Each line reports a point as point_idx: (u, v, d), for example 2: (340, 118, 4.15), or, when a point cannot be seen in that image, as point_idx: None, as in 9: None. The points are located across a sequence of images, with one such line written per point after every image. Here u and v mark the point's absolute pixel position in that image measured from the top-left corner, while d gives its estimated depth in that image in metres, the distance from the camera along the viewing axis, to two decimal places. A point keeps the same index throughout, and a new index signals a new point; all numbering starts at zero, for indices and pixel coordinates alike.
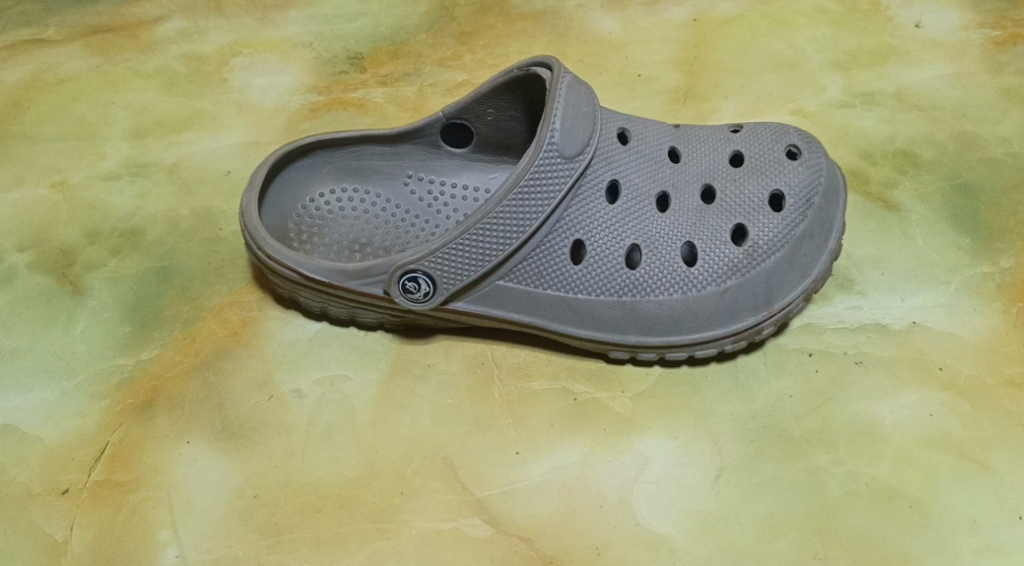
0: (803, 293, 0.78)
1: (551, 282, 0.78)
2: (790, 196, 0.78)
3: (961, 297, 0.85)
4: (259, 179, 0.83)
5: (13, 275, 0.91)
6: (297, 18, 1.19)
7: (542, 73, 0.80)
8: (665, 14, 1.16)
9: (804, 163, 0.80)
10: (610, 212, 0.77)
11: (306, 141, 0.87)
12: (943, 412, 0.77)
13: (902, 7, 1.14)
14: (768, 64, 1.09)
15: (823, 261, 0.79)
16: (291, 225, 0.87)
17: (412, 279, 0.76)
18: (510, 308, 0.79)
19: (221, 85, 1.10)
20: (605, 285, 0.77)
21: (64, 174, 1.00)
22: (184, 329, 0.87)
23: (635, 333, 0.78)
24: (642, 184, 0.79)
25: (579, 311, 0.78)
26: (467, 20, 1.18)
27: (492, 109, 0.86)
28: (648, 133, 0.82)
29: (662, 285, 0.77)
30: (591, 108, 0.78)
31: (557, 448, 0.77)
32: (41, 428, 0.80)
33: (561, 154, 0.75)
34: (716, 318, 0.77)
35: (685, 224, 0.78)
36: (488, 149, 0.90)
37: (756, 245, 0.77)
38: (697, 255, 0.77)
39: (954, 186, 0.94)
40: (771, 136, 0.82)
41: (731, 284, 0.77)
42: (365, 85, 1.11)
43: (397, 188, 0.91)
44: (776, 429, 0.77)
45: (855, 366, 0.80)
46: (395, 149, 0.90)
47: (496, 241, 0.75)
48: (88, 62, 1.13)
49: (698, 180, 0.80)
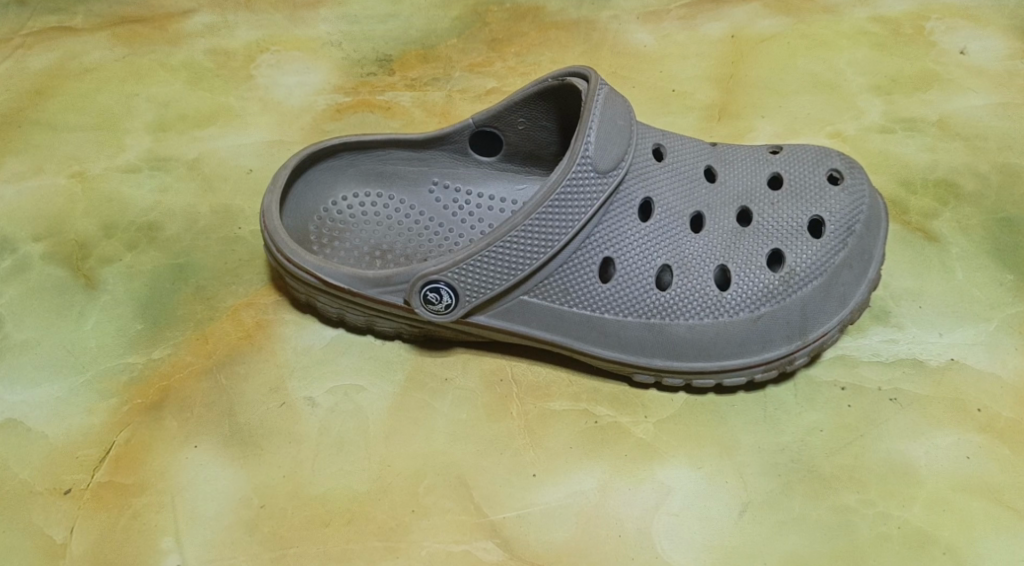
0: (839, 324, 0.75)
1: (577, 300, 0.75)
2: (830, 222, 0.75)
3: (1002, 336, 0.82)
4: (282, 180, 0.81)
5: (27, 266, 0.89)
6: (327, 17, 1.17)
7: (578, 83, 0.78)
8: (702, 30, 1.13)
9: (846, 189, 0.77)
10: (641, 231, 0.75)
11: (332, 142, 0.85)
12: (980, 455, 0.74)
13: (946, 32, 1.11)
14: (806, 86, 1.06)
15: (863, 292, 0.76)
16: (311, 228, 0.85)
17: (433, 289, 0.73)
18: (533, 324, 0.76)
19: (247, 82, 1.08)
20: (634, 306, 0.75)
21: (84, 165, 0.99)
22: (198, 329, 0.85)
23: (661, 357, 0.76)
24: (676, 202, 0.76)
25: (605, 331, 0.75)
26: (499, 27, 1.16)
27: (524, 118, 0.84)
28: (684, 150, 0.79)
29: (693, 308, 0.74)
30: (627, 122, 0.76)
31: (576, 472, 0.74)
32: (47, 424, 0.78)
33: (594, 169, 0.72)
34: (747, 346, 0.74)
35: (720, 246, 0.75)
36: (516, 159, 0.88)
37: (794, 271, 0.74)
38: (732, 278, 0.74)
39: (996, 220, 0.91)
40: (812, 159, 0.79)
41: (765, 311, 0.74)
42: (392, 88, 1.09)
43: (421, 196, 0.88)
44: (805, 464, 0.74)
45: (889, 403, 0.77)
46: (421, 155, 0.88)
47: (524, 255, 0.72)
48: (113, 52, 1.11)
49: (735, 201, 0.77)
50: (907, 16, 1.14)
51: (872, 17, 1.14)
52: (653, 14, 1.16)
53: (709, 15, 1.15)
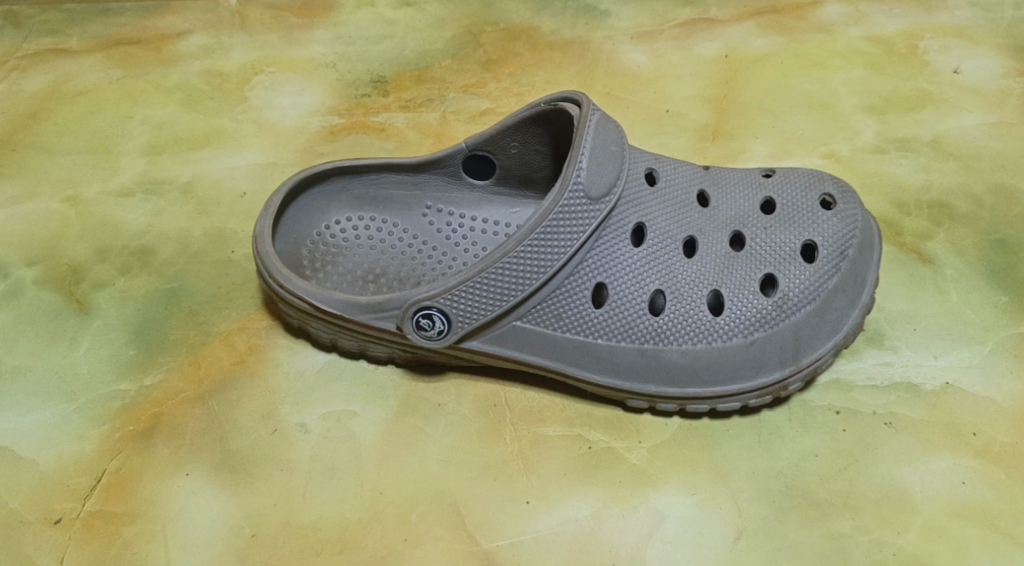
0: (832, 349, 0.75)
1: (569, 325, 0.75)
2: (823, 247, 0.75)
3: (997, 359, 0.81)
4: (275, 206, 0.81)
5: (19, 291, 0.89)
6: (321, 38, 1.17)
7: (570, 108, 0.78)
8: (695, 49, 1.13)
9: (838, 214, 0.77)
10: (634, 256, 0.74)
11: (325, 166, 0.85)
12: (976, 480, 0.74)
13: (940, 52, 1.11)
14: (800, 106, 1.06)
15: (856, 316, 0.76)
16: (304, 252, 0.84)
17: (425, 316, 0.73)
18: (527, 350, 0.76)
19: (241, 104, 1.08)
20: (627, 331, 0.74)
21: (77, 189, 0.99)
22: (190, 355, 0.84)
23: (654, 383, 0.75)
24: (669, 227, 0.76)
25: (599, 357, 0.75)
26: (494, 47, 1.16)
27: (517, 142, 0.84)
28: (677, 175, 0.79)
29: (686, 334, 0.74)
30: (619, 147, 0.75)
31: (569, 499, 0.74)
32: (37, 452, 0.78)
33: (586, 195, 0.72)
34: (741, 371, 0.74)
35: (713, 271, 0.75)
36: (510, 183, 0.88)
37: (787, 296, 0.74)
38: (726, 303, 0.74)
39: (991, 240, 0.91)
40: (804, 184, 0.79)
41: (759, 336, 0.74)
42: (387, 109, 1.09)
43: (415, 220, 0.88)
44: (799, 490, 0.74)
45: (883, 427, 0.77)
46: (414, 179, 0.88)
47: (516, 281, 0.72)
48: (108, 74, 1.12)
49: (728, 225, 0.77)
50: (901, 35, 1.14)
51: (866, 36, 1.14)
52: (646, 33, 1.16)
53: (703, 35, 1.15)
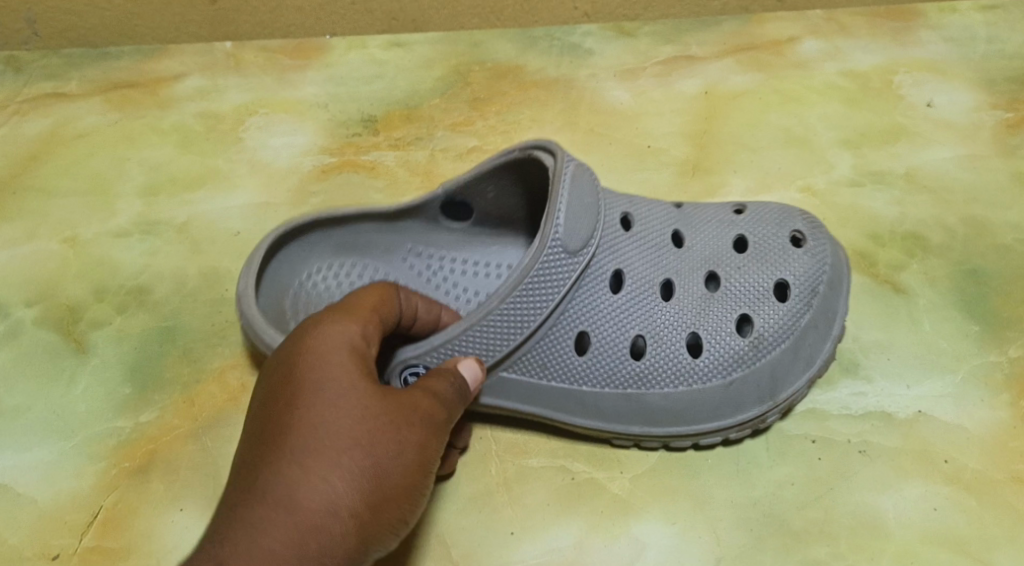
0: (807, 382, 0.79)
1: (554, 373, 0.76)
2: (795, 286, 0.78)
3: (969, 387, 0.84)
4: (256, 261, 0.82)
5: (19, 331, 0.92)
6: (314, 79, 1.21)
7: (542, 156, 0.80)
8: (677, 87, 1.17)
9: (809, 251, 0.79)
10: (613, 304, 0.76)
11: (304, 218, 0.86)
12: (947, 507, 0.76)
13: (915, 86, 1.14)
14: (778, 141, 1.09)
15: (829, 347, 0.79)
16: (289, 304, 0.86)
17: (413, 373, 0.74)
18: (513, 397, 0.78)
19: (235, 145, 1.12)
20: (610, 377, 0.76)
21: (76, 230, 1.02)
22: (184, 392, 0.87)
23: (638, 423, 0.78)
24: (645, 272, 0.77)
25: (583, 402, 0.77)
26: (481, 86, 1.19)
27: (492, 187, 0.86)
28: (650, 217, 0.80)
29: (667, 377, 0.76)
30: (595, 198, 0.75)
31: (552, 530, 0.76)
32: (37, 489, 0.81)
33: (565, 249, 0.72)
34: (721, 409, 0.77)
35: (690, 313, 0.77)
36: (488, 225, 0.90)
37: (762, 336, 0.76)
38: (704, 345, 0.76)
39: (963, 271, 0.94)
40: (775, 220, 0.82)
41: (737, 376, 0.76)
42: (377, 148, 1.12)
43: (395, 265, 0.91)
44: (776, 518, 0.76)
45: (858, 455, 0.79)
46: (393, 225, 0.90)
47: (500, 337, 0.73)
48: (106, 117, 1.15)
49: (703, 266, 0.79)
50: (876, 70, 1.17)
51: (842, 71, 1.17)
52: (629, 71, 1.20)
53: (684, 73, 1.18)
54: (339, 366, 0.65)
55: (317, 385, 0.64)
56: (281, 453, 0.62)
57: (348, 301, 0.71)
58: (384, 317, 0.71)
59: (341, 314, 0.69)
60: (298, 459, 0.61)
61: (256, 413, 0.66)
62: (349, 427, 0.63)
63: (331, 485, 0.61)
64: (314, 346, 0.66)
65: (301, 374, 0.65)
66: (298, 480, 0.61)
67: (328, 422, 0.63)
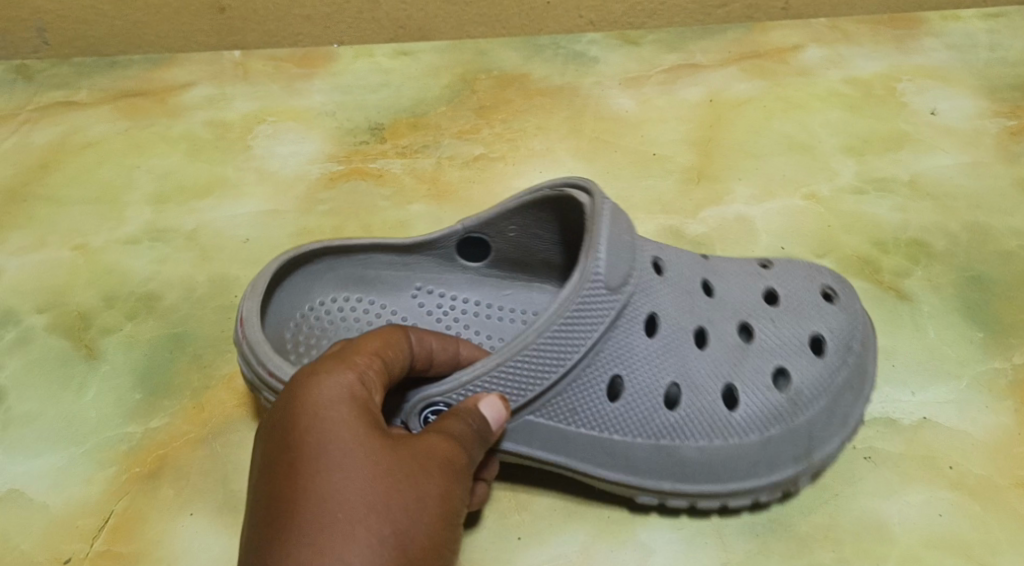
0: (840, 443, 0.77)
1: (584, 420, 0.73)
2: (831, 341, 0.77)
3: (973, 393, 0.84)
4: (261, 288, 0.77)
5: (30, 338, 0.93)
6: (321, 88, 1.22)
7: (579, 195, 0.77)
8: (681, 94, 1.17)
9: (841, 308, 0.79)
10: (649, 347, 0.73)
11: (311, 247, 0.82)
12: (952, 513, 0.77)
13: (917, 93, 1.15)
14: (782, 148, 1.10)
15: (860, 409, 0.78)
16: (287, 335, 0.82)
17: (433, 412, 0.71)
18: (536, 444, 0.74)
19: (243, 153, 1.12)
20: (642, 428, 0.73)
21: (86, 238, 1.03)
22: (194, 398, 0.87)
23: (667, 480, 0.74)
24: (680, 317, 0.75)
25: (612, 452, 0.74)
26: (487, 94, 1.20)
27: (515, 226, 0.83)
28: (680, 262, 0.78)
29: (701, 430, 0.74)
30: (630, 238, 0.75)
31: (560, 535, 0.77)
32: (48, 494, 0.81)
33: (605, 286, 0.71)
34: (755, 468, 0.74)
35: (726, 363, 0.75)
36: (502, 266, 0.87)
37: (801, 392, 0.75)
38: (741, 397, 0.74)
39: (967, 277, 0.94)
40: (805, 276, 0.81)
41: (774, 432, 0.74)
42: (384, 155, 1.13)
43: (402, 302, 0.88)
44: (781, 524, 0.77)
45: (863, 461, 0.80)
46: (404, 260, 0.86)
47: (531, 377, 0.70)
48: (115, 125, 1.16)
49: (737, 315, 0.77)
50: (879, 77, 1.18)
51: (845, 78, 1.18)
52: (633, 79, 1.21)
53: (688, 80, 1.19)
54: (340, 424, 0.62)
55: (322, 450, 0.61)
56: (302, 528, 0.58)
57: (348, 347, 0.68)
58: (390, 363, 0.68)
59: (338, 364, 0.66)
60: (322, 532, 0.58)
61: (257, 493, 0.62)
62: (367, 488, 0.60)
63: (365, 550, 0.58)
64: (310, 406, 0.63)
65: (300, 439, 0.62)
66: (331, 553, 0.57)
67: (346, 488, 0.60)
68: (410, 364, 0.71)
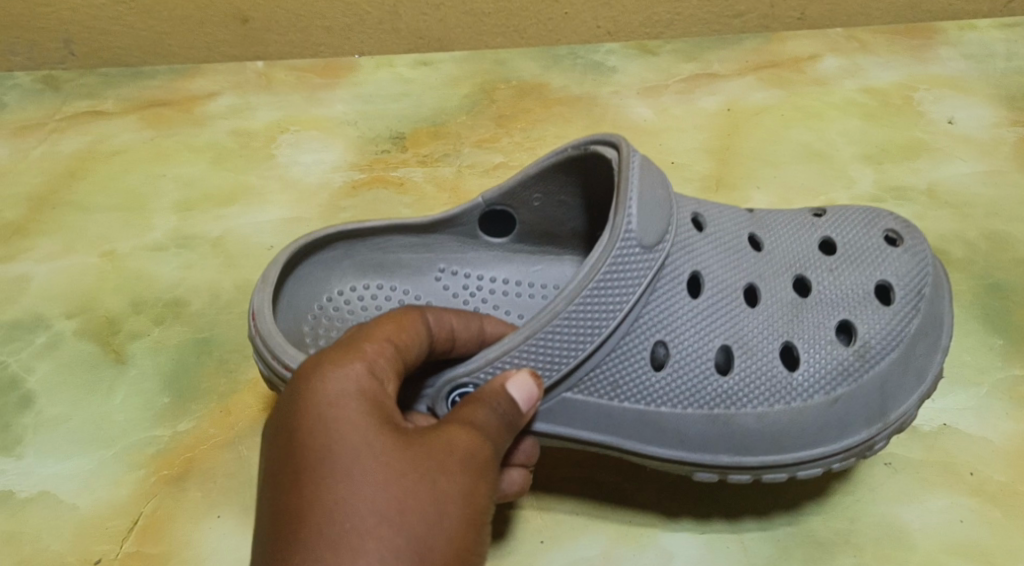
0: (917, 400, 0.75)
1: (628, 394, 0.72)
2: (898, 287, 0.76)
3: (992, 400, 0.85)
4: (272, 280, 0.77)
5: (60, 343, 0.95)
6: (343, 97, 1.23)
7: (606, 152, 0.77)
8: (698, 103, 1.19)
9: (907, 250, 0.78)
10: (694, 309, 0.73)
11: (324, 233, 0.82)
12: (973, 519, 0.77)
13: (934, 102, 1.15)
14: (799, 156, 1.10)
15: (938, 361, 0.76)
16: (306, 328, 0.82)
17: (461, 394, 0.71)
18: (578, 424, 0.74)
19: (267, 161, 1.14)
20: (694, 397, 0.73)
21: (113, 245, 1.04)
22: (220, 402, 0.89)
23: (729, 452, 0.74)
24: (726, 276, 0.75)
25: (661, 427, 0.73)
26: (506, 103, 1.21)
27: (540, 194, 0.84)
28: (724, 219, 0.79)
29: (758, 395, 0.73)
30: (665, 191, 0.74)
31: (581, 538, 0.78)
32: (78, 496, 0.83)
33: (639, 244, 0.70)
34: (826, 431, 0.73)
35: (781, 320, 0.74)
36: (531, 239, 0.88)
37: (867, 345, 0.74)
38: (802, 356, 0.73)
39: (985, 285, 0.95)
40: (863, 222, 0.80)
41: (841, 391, 0.73)
42: (405, 164, 1.14)
43: (427, 284, 0.88)
44: (803, 529, 0.77)
45: (884, 467, 0.80)
46: (423, 241, 0.87)
47: (570, 346, 0.70)
48: (141, 134, 1.18)
49: (789, 270, 0.76)
50: (896, 87, 1.18)
51: (862, 88, 1.19)
52: (651, 89, 1.22)
53: (706, 90, 1.20)
54: (347, 426, 0.60)
55: (327, 457, 0.59)
56: (309, 541, 0.57)
57: (359, 336, 0.67)
58: (403, 349, 0.67)
59: (347, 353, 0.65)
60: (333, 537, 0.57)
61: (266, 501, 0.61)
62: (377, 494, 0.58)
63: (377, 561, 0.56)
64: (318, 407, 0.62)
65: (307, 444, 0.60)
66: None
67: (355, 496, 0.58)
68: (429, 348, 0.70)
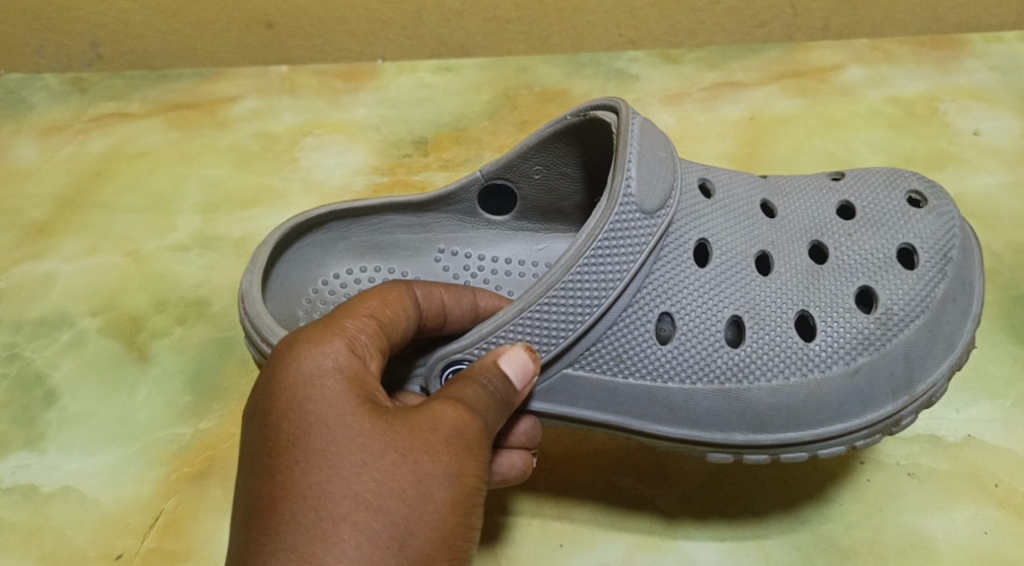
0: (947, 370, 0.74)
1: (633, 369, 0.72)
2: (922, 250, 0.75)
3: (1018, 411, 0.83)
4: (262, 260, 0.77)
5: (84, 340, 0.95)
6: (366, 102, 1.24)
7: (605, 116, 0.77)
8: (721, 111, 1.18)
9: (933, 212, 0.77)
10: (701, 277, 0.73)
11: (318, 213, 0.82)
12: (998, 530, 0.76)
13: (960, 113, 1.15)
14: (823, 166, 1.10)
15: (970, 328, 0.75)
16: (300, 312, 0.81)
17: (454, 370, 0.70)
18: (581, 402, 0.73)
19: (290, 164, 1.15)
20: (704, 370, 0.72)
21: (138, 244, 1.05)
22: (241, 401, 0.89)
23: (742, 430, 0.73)
24: (734, 244, 0.74)
25: (670, 404, 0.73)
26: (529, 109, 1.22)
27: (540, 166, 0.84)
28: (733, 185, 0.78)
29: (775, 367, 0.72)
30: (668, 154, 0.74)
31: (601, 544, 0.78)
32: (100, 492, 0.84)
33: (639, 209, 0.70)
34: (846, 405, 0.73)
35: (795, 289, 0.73)
36: (534, 216, 0.88)
37: (890, 311, 0.73)
38: (819, 325, 0.73)
39: (1011, 296, 0.94)
40: (885, 183, 0.79)
41: (862, 360, 0.72)
42: (427, 168, 1.14)
43: (426, 265, 0.88)
44: (825, 538, 0.77)
45: (908, 477, 0.80)
46: (421, 220, 0.87)
47: (571, 317, 0.69)
48: (166, 136, 1.19)
49: (806, 236, 0.76)
50: (921, 97, 1.18)
51: (887, 98, 1.18)
52: (674, 96, 1.22)
53: (728, 99, 1.20)
54: (323, 407, 0.60)
55: (305, 440, 0.60)
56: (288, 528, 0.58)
57: (340, 312, 0.66)
58: (387, 323, 0.67)
59: (328, 330, 0.64)
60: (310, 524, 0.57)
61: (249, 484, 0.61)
62: (355, 478, 0.58)
63: (355, 547, 0.57)
64: (299, 386, 0.61)
65: (287, 427, 0.60)
66: (319, 554, 0.56)
67: (335, 481, 0.58)
68: (415, 325, 0.70)
